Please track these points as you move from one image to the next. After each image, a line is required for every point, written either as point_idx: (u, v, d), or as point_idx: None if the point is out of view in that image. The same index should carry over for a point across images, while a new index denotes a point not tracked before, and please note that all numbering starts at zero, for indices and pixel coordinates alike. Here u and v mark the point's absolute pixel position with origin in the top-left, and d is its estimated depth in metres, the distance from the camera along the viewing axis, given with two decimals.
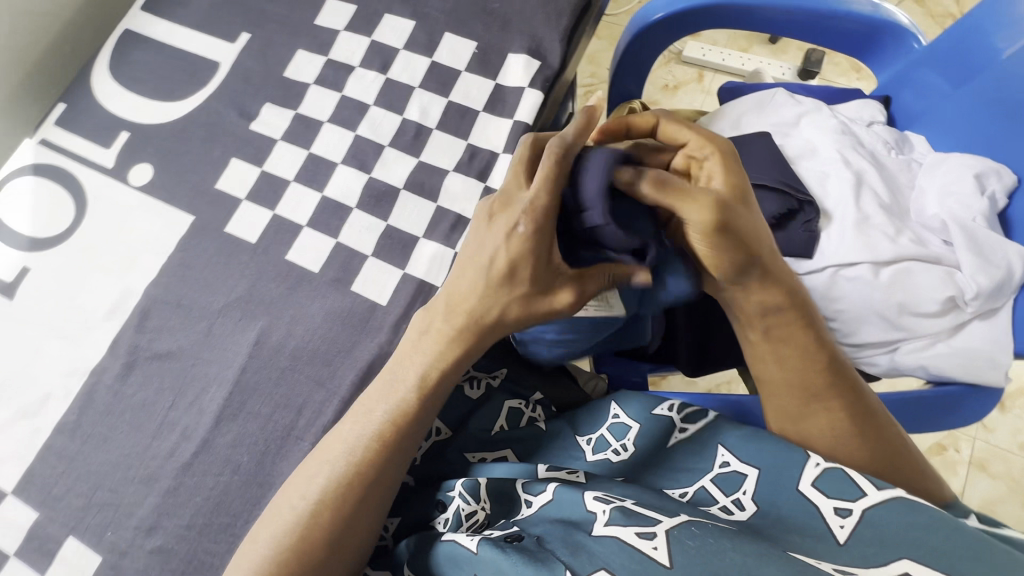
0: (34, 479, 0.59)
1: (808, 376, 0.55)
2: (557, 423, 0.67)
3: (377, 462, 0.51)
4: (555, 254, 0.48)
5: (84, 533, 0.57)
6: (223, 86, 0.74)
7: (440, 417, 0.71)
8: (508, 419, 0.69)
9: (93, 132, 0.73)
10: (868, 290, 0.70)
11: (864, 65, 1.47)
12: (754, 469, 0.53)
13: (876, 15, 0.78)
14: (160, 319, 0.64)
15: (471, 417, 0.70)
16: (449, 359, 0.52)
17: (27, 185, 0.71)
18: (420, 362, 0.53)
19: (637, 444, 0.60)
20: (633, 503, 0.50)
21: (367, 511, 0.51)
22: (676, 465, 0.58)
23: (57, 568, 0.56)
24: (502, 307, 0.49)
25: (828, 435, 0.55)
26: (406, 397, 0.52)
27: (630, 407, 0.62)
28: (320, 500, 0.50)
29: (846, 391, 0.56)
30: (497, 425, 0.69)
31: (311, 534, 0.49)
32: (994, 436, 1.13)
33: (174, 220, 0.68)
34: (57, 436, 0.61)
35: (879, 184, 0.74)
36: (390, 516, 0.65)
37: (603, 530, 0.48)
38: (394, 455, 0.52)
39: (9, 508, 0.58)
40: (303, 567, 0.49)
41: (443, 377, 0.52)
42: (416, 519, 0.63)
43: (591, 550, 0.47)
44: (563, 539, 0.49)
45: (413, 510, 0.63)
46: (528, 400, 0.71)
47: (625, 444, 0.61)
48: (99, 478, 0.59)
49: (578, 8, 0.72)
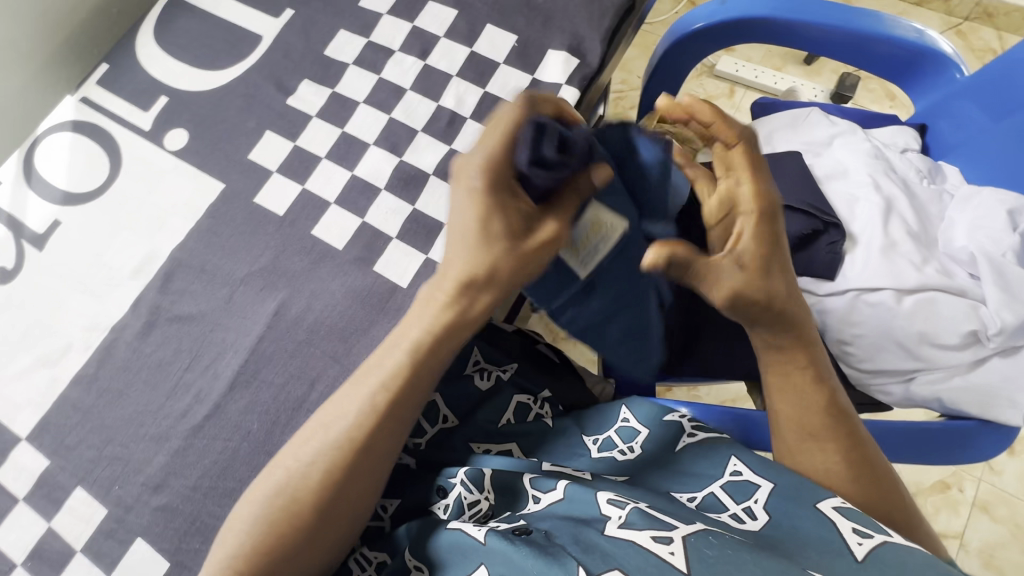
0: (48, 427, 0.60)
1: (815, 412, 0.55)
2: (564, 420, 0.67)
3: (369, 430, 0.51)
4: (519, 199, 0.47)
5: (93, 484, 0.58)
6: (263, 59, 0.74)
7: (447, 405, 0.71)
8: (515, 413, 0.69)
9: (133, 94, 0.74)
10: (889, 316, 0.69)
11: (899, 93, 1.45)
12: (768, 481, 0.53)
13: (920, 41, 0.76)
14: (184, 282, 0.65)
15: (479, 408, 0.70)
16: (441, 330, 0.51)
17: (65, 140, 0.72)
18: (417, 328, 0.51)
19: (644, 447, 0.61)
20: (648, 506, 0.51)
21: (352, 490, 0.51)
22: (685, 470, 0.57)
23: (64, 516, 0.57)
24: (487, 266, 0.47)
25: (831, 469, 0.54)
26: (399, 362, 0.51)
27: (639, 411, 0.62)
28: (312, 465, 0.51)
29: (854, 438, 0.56)
30: (504, 418, 0.69)
31: (301, 499, 0.49)
32: (1002, 479, 1.11)
33: (205, 187, 0.69)
34: (74, 388, 0.62)
35: (909, 211, 0.73)
36: (390, 498, 0.65)
37: (618, 532, 0.48)
38: (389, 423, 0.51)
39: (22, 453, 0.60)
40: (296, 531, 0.49)
41: (439, 345, 0.51)
42: (415, 502, 0.63)
43: (605, 549, 0.47)
44: (575, 536, 0.49)
45: (413, 493, 0.64)
46: (536, 396, 0.71)
47: (631, 446, 0.61)
48: (112, 432, 0.59)
49: (621, 11, 0.73)
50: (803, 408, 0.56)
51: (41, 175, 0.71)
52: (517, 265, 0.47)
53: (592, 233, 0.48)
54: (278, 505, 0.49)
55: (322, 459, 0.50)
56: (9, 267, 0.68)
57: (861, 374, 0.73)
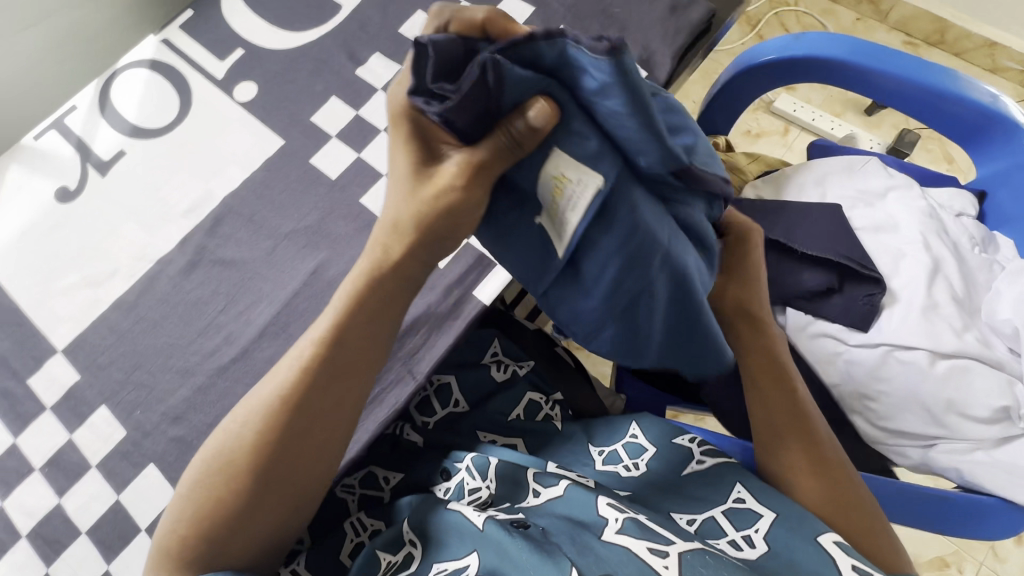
0: (84, 344, 0.63)
1: (785, 420, 0.57)
2: (572, 426, 0.68)
3: (291, 395, 0.50)
4: (439, 140, 0.42)
5: (116, 405, 0.60)
6: (339, 27, 0.77)
7: (461, 390, 0.73)
8: (526, 410, 0.70)
9: (212, 42, 0.77)
10: (918, 378, 0.68)
11: (958, 157, 1.42)
12: (770, 512, 0.53)
13: (995, 106, 0.74)
14: (231, 228, 0.67)
15: (491, 399, 0.71)
16: (366, 299, 0.50)
17: (141, 76, 0.75)
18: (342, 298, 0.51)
19: (650, 465, 0.61)
20: (646, 518, 0.50)
21: (289, 465, 0.50)
22: (686, 493, 0.57)
23: (85, 431, 0.59)
24: (407, 217, 0.45)
25: (806, 481, 0.55)
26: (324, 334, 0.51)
27: (649, 431, 0.63)
28: (242, 430, 0.51)
29: (826, 449, 0.57)
30: (514, 413, 0.70)
31: (231, 462, 0.50)
32: (1005, 567, 1.07)
33: (266, 141, 0.71)
34: (113, 311, 0.64)
35: (955, 275, 0.71)
36: (394, 471, 0.67)
37: (614, 538, 0.48)
38: (311, 387, 0.50)
39: (56, 364, 0.62)
40: (238, 492, 0.49)
41: (362, 315, 0.50)
42: (417, 479, 0.65)
43: (599, 554, 0.47)
44: (571, 537, 0.49)
45: (417, 470, 0.65)
46: (548, 397, 0.72)
47: (637, 463, 0.61)
48: (141, 359, 0.62)
49: (696, 31, 0.73)
50: (773, 417, 0.58)
51: (115, 106, 0.74)
52: (434, 219, 0.44)
53: (557, 191, 0.41)
54: (217, 470, 0.50)
55: (253, 422, 0.51)
56: (71, 188, 0.71)
57: (880, 433, 0.71)
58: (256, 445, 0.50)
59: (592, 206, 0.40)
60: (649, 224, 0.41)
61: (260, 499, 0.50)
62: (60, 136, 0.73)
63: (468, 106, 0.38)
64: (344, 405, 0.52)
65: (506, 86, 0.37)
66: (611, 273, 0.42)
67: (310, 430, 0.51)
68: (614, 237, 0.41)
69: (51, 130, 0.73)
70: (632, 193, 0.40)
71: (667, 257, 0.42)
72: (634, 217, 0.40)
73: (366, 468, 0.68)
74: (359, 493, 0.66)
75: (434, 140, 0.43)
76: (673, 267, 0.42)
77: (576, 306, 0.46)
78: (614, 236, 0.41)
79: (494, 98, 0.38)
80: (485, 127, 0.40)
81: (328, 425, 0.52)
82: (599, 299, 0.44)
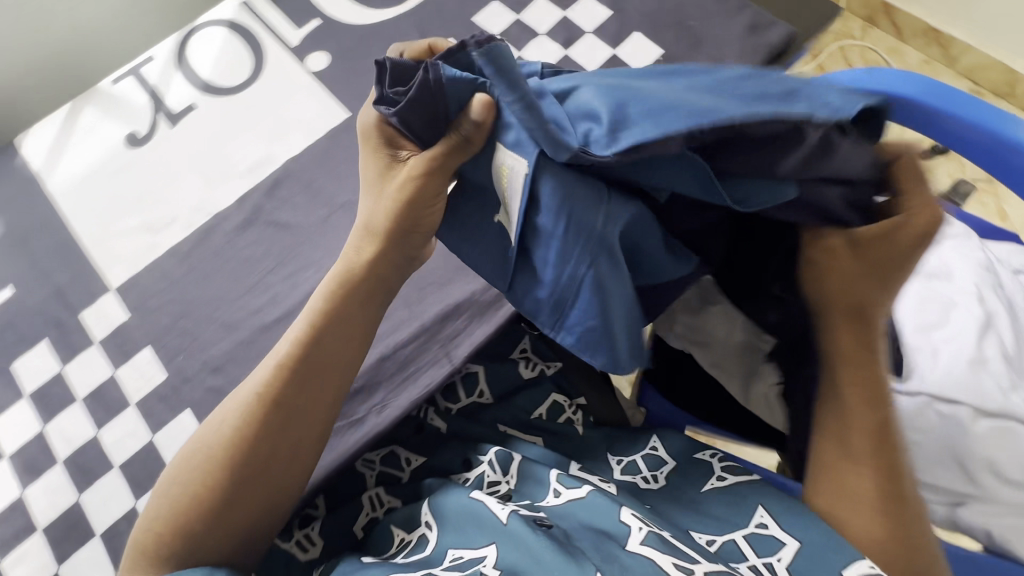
0: (136, 286, 0.65)
1: (859, 442, 0.48)
2: (593, 433, 0.68)
3: (278, 385, 0.49)
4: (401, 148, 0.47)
5: (160, 349, 0.62)
6: (416, 9, 0.77)
7: (487, 382, 0.73)
8: (549, 411, 0.70)
9: (290, 10, 0.78)
10: (956, 433, 0.66)
11: (1012, 214, 1.38)
12: (794, 540, 0.48)
13: None
14: (289, 192, 0.69)
15: (516, 395, 0.71)
16: (341, 299, 0.51)
17: (219, 35, 0.77)
18: (325, 294, 0.51)
19: (669, 479, 0.58)
20: (671, 535, 0.50)
21: (271, 468, 0.48)
22: (705, 511, 0.53)
23: (129, 369, 0.61)
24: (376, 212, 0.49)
25: (858, 512, 0.47)
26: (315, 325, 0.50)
27: (670, 443, 0.61)
28: (227, 430, 0.49)
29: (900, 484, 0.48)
30: (537, 412, 0.70)
31: (214, 467, 0.47)
32: None
33: (331, 111, 0.73)
34: (168, 258, 0.66)
35: (1008, 332, 0.69)
36: (415, 454, 0.67)
37: (637, 547, 0.48)
38: (300, 378, 0.50)
39: (108, 301, 0.64)
40: (219, 497, 0.47)
41: (342, 314, 0.51)
42: (437, 465, 0.65)
43: (623, 561, 0.47)
44: (594, 545, 0.49)
45: (438, 457, 0.65)
46: (572, 400, 0.72)
47: (656, 476, 0.59)
48: (189, 307, 0.63)
49: (772, 53, 0.72)
50: (844, 438, 0.49)
51: (190, 61, 0.76)
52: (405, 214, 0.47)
53: (501, 179, 0.43)
54: (195, 474, 0.48)
55: (233, 418, 0.49)
56: (140, 134, 0.73)
57: None
58: (228, 440, 0.48)
59: (534, 191, 0.41)
60: (580, 199, 0.40)
61: (236, 496, 0.47)
62: (136, 84, 0.75)
63: (420, 107, 0.43)
64: (319, 405, 0.51)
65: (445, 84, 0.41)
66: (553, 251, 0.42)
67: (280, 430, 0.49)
68: (543, 218, 0.41)
69: (128, 77, 0.76)
70: (558, 174, 0.40)
71: (599, 234, 0.40)
72: (552, 196, 0.40)
73: (388, 447, 0.69)
74: (378, 470, 0.67)
75: (397, 149, 0.47)
76: (600, 237, 0.40)
77: (529, 293, 0.46)
78: (544, 215, 0.41)
79: (440, 99, 0.42)
80: (440, 131, 0.44)
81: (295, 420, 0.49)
82: (546, 286, 0.44)
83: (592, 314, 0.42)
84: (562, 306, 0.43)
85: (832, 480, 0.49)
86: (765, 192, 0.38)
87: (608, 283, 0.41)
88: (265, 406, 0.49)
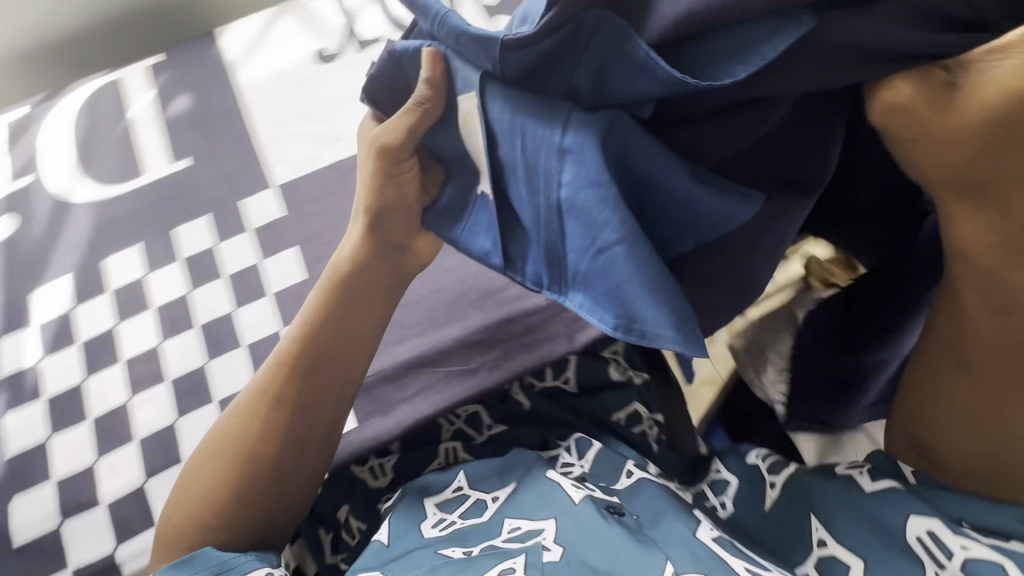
0: (296, 189, 0.69)
1: (969, 397, 0.39)
2: (669, 456, 0.63)
3: (288, 381, 0.49)
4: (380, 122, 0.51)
5: (305, 251, 0.65)
6: None
7: (577, 371, 0.70)
8: (630, 416, 0.66)
9: None
10: None
11: None
12: (860, 561, 0.39)
13: None
14: None
15: (602, 393, 0.68)
16: (341, 306, 0.51)
17: None
18: (337, 297, 0.51)
19: (737, 505, 0.47)
20: (743, 542, 0.44)
21: (287, 465, 0.48)
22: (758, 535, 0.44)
23: (274, 261, 0.65)
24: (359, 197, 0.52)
25: (987, 471, 0.39)
26: (314, 328, 0.50)
27: (733, 462, 0.51)
28: (234, 437, 0.49)
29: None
30: (617, 415, 0.66)
31: (228, 473, 0.47)
32: None
33: None
34: (329, 170, 0.70)
35: None
36: (497, 422, 0.68)
37: (707, 539, 0.44)
38: (303, 377, 0.49)
39: (269, 195, 0.69)
40: (236, 501, 0.47)
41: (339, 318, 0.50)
42: (512, 438, 0.65)
43: (697, 554, 0.42)
44: (668, 535, 0.45)
45: (515, 432, 0.65)
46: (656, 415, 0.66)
47: (723, 502, 0.48)
48: (338, 220, 0.67)
49: None
50: (954, 390, 0.39)
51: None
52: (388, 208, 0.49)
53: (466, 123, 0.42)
54: (205, 481, 0.48)
55: (243, 422, 0.49)
56: (328, 53, 0.77)
57: None
58: (228, 440, 0.49)
59: (488, 118, 0.39)
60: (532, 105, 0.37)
61: (257, 496, 0.47)
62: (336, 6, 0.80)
63: (384, 80, 0.48)
64: (326, 400, 0.50)
65: (398, 52, 0.45)
66: (529, 196, 0.38)
67: (274, 445, 0.48)
68: (516, 150, 0.38)
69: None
70: (502, 87, 0.39)
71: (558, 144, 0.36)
72: (499, 117, 0.38)
73: (474, 406, 0.69)
74: (457, 425, 0.68)
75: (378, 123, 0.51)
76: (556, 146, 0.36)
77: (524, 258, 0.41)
78: (502, 144, 0.39)
79: (402, 67, 0.46)
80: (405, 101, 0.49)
81: (295, 436, 0.49)
82: (535, 233, 0.39)
83: (576, 260, 0.36)
84: (558, 265, 0.38)
85: (941, 441, 0.41)
86: (770, 42, 0.30)
87: (579, 206, 0.35)
88: (267, 415, 0.48)
